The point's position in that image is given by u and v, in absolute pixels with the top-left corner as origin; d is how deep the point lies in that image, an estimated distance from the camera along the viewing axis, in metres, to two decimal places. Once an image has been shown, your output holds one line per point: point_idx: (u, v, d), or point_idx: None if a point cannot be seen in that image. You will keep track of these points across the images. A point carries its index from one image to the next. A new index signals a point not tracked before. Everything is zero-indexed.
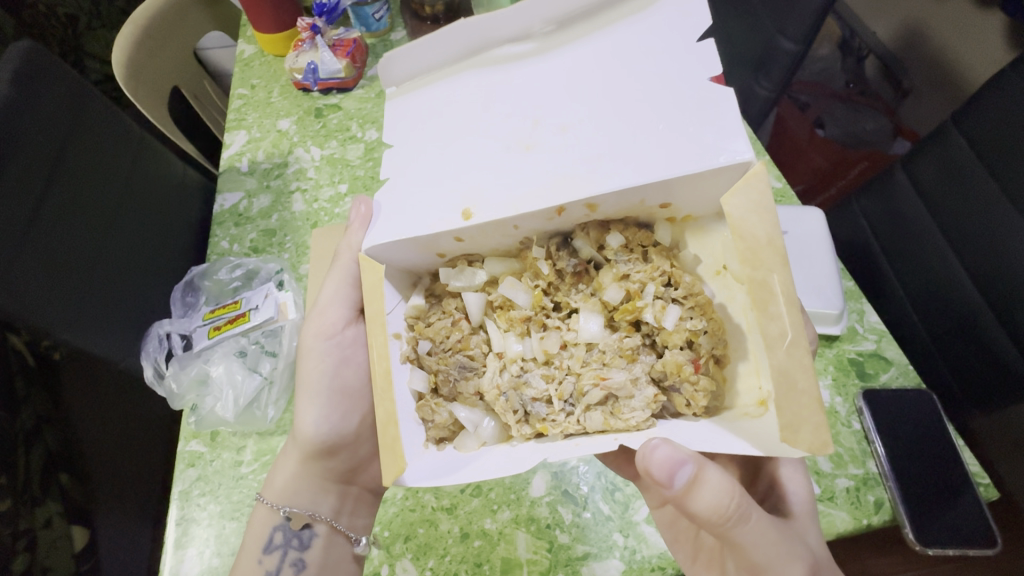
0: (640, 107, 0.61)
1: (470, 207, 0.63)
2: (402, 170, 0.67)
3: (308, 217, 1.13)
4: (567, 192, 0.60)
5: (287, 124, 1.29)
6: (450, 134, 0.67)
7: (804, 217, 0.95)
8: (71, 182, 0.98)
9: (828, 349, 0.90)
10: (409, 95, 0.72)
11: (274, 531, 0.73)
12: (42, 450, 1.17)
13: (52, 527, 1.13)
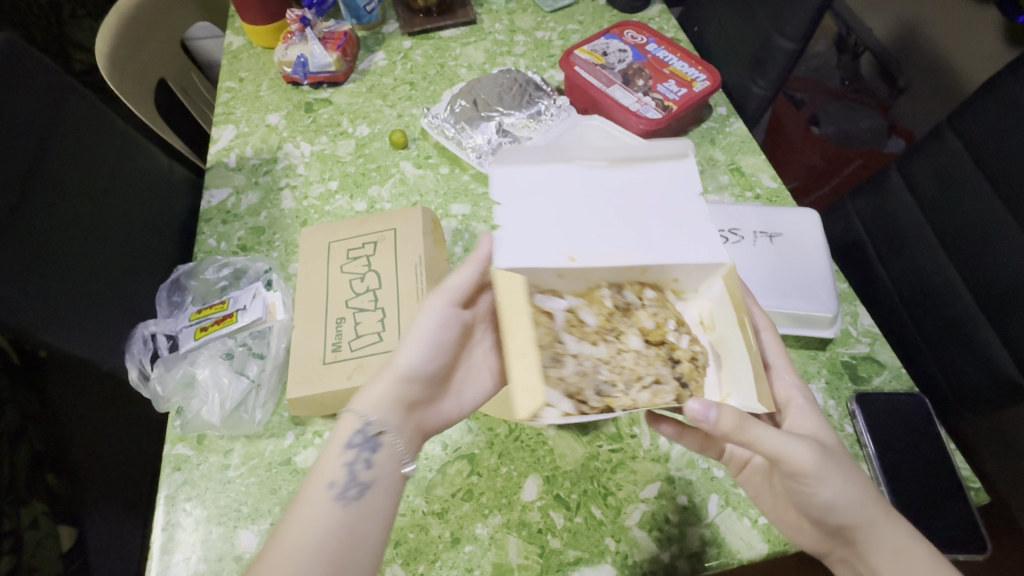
0: (661, 223, 0.68)
1: (572, 257, 0.66)
2: (527, 232, 0.66)
3: (297, 214, 1.11)
4: (626, 258, 0.66)
5: (276, 119, 1.27)
6: (549, 204, 0.67)
7: (800, 219, 0.94)
8: (50, 180, 0.95)
9: (822, 352, 0.90)
10: (520, 176, 0.68)
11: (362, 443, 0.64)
12: (28, 447, 1.18)
13: (38, 527, 1.11)
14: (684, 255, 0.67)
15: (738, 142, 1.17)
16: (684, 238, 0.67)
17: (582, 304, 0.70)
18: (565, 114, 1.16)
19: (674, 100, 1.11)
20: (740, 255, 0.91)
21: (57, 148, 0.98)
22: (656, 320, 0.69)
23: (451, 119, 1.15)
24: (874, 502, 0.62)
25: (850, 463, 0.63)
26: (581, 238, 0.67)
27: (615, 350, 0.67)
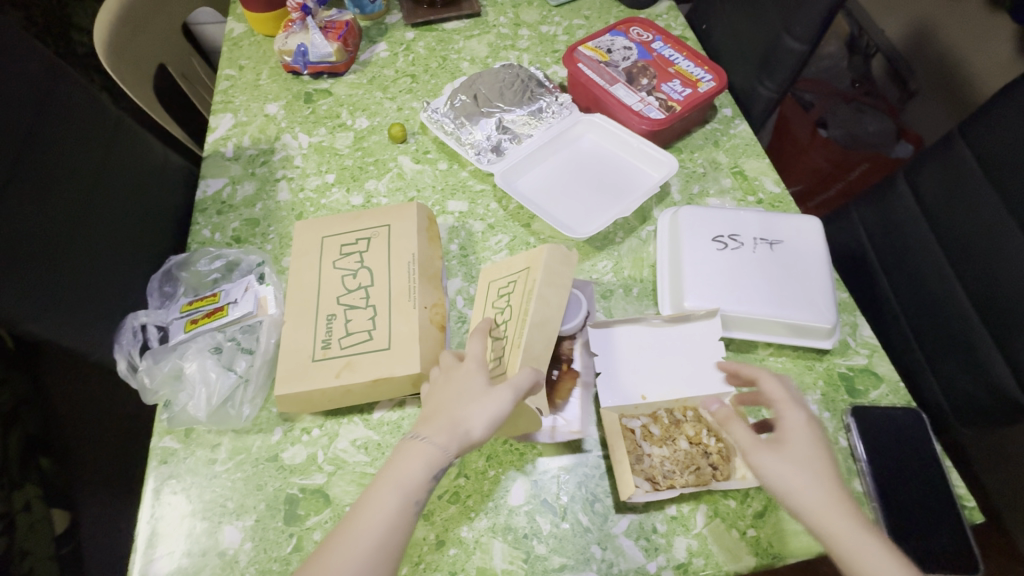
0: (703, 374, 0.83)
1: (644, 395, 0.83)
2: (633, 381, 0.84)
3: (293, 207, 1.10)
4: (666, 394, 0.83)
5: (275, 109, 1.25)
6: (608, 366, 0.85)
7: (803, 228, 0.92)
8: (38, 165, 0.93)
9: (818, 362, 0.89)
10: (618, 336, 0.87)
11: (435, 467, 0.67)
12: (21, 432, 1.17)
13: (31, 510, 1.10)
14: (701, 386, 0.82)
15: (742, 145, 1.15)
16: (702, 375, 0.83)
17: (650, 420, 0.84)
18: (567, 111, 1.14)
19: (678, 100, 1.08)
20: (739, 262, 0.89)
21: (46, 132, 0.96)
22: (693, 432, 0.82)
23: (451, 114, 1.13)
24: (841, 519, 0.61)
25: (823, 467, 0.65)
26: (644, 382, 0.84)
27: (675, 452, 0.81)
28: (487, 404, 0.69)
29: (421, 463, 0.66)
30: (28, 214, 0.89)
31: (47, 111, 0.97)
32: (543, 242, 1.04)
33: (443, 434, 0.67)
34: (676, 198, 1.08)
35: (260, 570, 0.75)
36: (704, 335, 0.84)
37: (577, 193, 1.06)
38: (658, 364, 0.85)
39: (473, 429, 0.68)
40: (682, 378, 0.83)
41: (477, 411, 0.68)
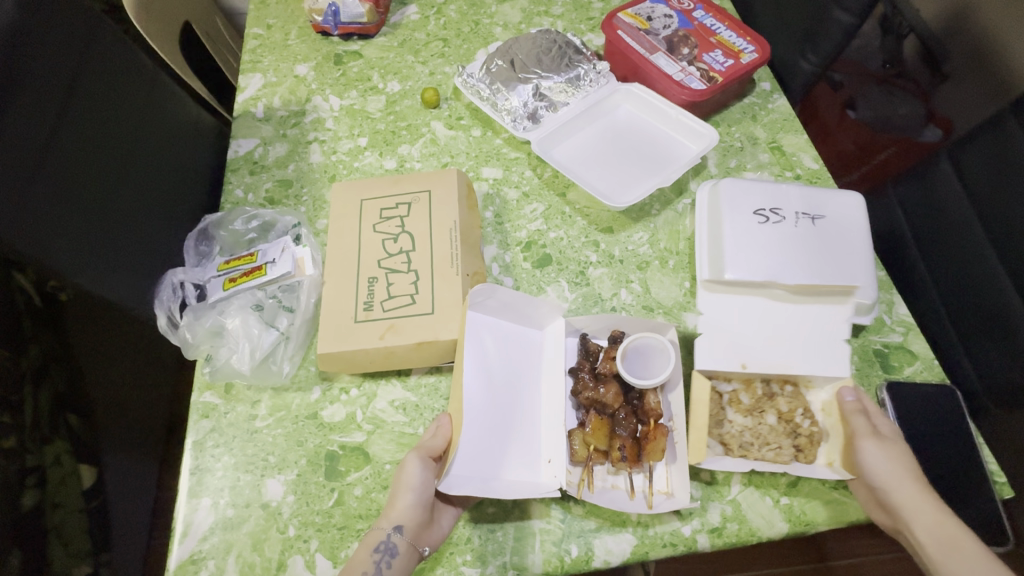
0: (813, 347, 0.83)
1: (743, 362, 0.84)
2: (739, 349, 0.85)
3: (326, 169, 1.09)
4: (772, 365, 0.84)
5: (304, 70, 1.23)
6: (715, 325, 0.86)
7: (844, 204, 0.91)
8: (83, 116, 0.91)
9: (854, 338, 0.89)
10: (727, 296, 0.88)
11: (381, 542, 0.70)
12: (51, 388, 1.06)
13: (62, 464, 1.06)
14: (816, 363, 0.83)
15: (781, 120, 1.13)
16: (817, 350, 0.83)
17: (740, 389, 0.86)
18: (605, 80, 1.12)
19: (720, 71, 1.06)
20: (782, 236, 0.88)
21: (92, 86, 0.94)
22: (787, 408, 0.84)
23: (487, 79, 1.12)
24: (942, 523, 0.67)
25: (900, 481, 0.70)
26: (747, 349, 0.85)
27: (759, 425, 0.83)
28: (405, 478, 0.72)
29: (368, 545, 0.70)
30: (76, 167, 0.88)
31: (89, 60, 0.95)
32: (579, 212, 1.03)
33: (387, 515, 0.71)
34: (714, 172, 1.07)
35: (302, 522, 0.77)
36: (834, 314, 0.85)
37: (616, 164, 1.05)
38: (766, 334, 0.85)
39: (407, 497, 0.71)
40: (795, 353, 0.84)
41: (400, 487, 0.72)
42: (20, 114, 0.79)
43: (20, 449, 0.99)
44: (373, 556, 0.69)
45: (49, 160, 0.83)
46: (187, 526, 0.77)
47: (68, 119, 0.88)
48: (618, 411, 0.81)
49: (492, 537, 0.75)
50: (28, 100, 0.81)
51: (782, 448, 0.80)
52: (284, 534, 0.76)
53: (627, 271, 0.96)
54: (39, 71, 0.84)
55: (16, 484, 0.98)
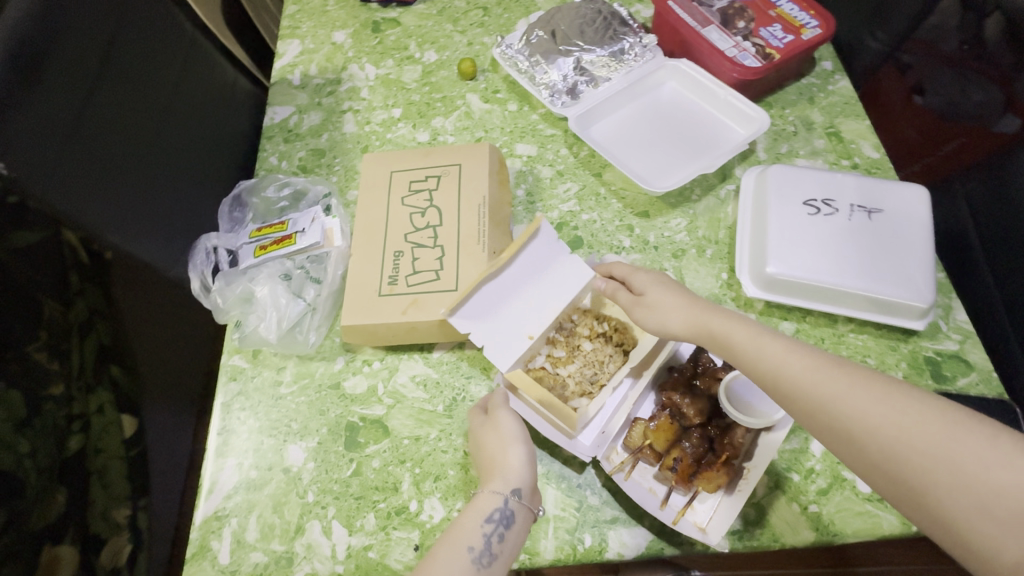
0: (897, 275, 0.79)
1: (821, 281, 0.80)
2: (817, 267, 0.80)
3: (358, 139, 1.08)
4: (850, 291, 0.80)
5: (342, 37, 1.21)
6: (791, 239, 0.82)
7: (906, 196, 0.84)
8: (118, 76, 0.90)
9: (903, 344, 0.83)
10: (799, 216, 0.84)
11: (493, 511, 0.64)
12: (94, 341, 1.11)
13: (104, 413, 1.09)
14: (897, 289, 0.78)
15: (840, 103, 1.05)
16: (903, 281, 0.79)
17: (550, 350, 0.86)
18: (651, 55, 1.06)
19: (777, 47, 0.98)
20: (832, 228, 0.82)
21: (131, 44, 0.94)
22: (588, 331, 0.87)
23: (526, 51, 1.07)
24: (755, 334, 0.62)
25: (676, 304, 0.70)
26: (525, 319, 0.81)
27: (588, 355, 0.86)
28: (505, 426, 0.72)
29: (476, 513, 0.64)
30: (109, 127, 0.88)
31: (129, 18, 0.95)
32: (614, 194, 0.99)
33: (495, 479, 0.67)
34: (762, 157, 1.00)
35: (320, 489, 0.78)
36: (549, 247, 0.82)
37: (656, 145, 1.00)
38: (850, 257, 0.81)
39: (516, 455, 0.69)
40: (548, 290, 0.83)
41: (505, 442, 0.71)
42: (58, 71, 0.79)
43: (67, 395, 1.05)
44: (486, 525, 0.63)
45: (90, 116, 0.84)
46: (213, 483, 0.79)
47: (104, 79, 0.87)
48: (694, 425, 0.77)
49: None
50: (70, 54, 0.81)
51: (614, 355, 0.85)
52: (303, 499, 0.78)
53: (661, 258, 0.92)
54: (80, 29, 0.83)
55: (62, 429, 1.03)
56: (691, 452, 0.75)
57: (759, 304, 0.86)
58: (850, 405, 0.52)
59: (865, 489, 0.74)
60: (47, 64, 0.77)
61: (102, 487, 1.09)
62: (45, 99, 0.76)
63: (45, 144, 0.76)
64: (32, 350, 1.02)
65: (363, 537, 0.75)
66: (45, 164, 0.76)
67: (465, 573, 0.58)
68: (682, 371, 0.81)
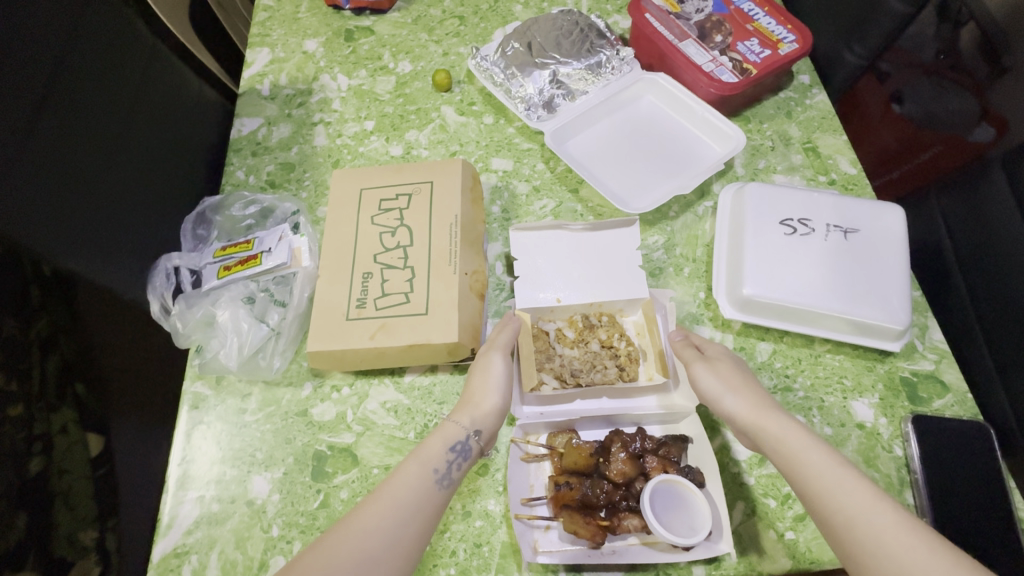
0: (873, 296, 0.79)
1: (798, 303, 0.79)
2: (792, 288, 0.79)
3: (330, 153, 1.05)
4: (828, 313, 0.79)
5: (313, 46, 1.18)
6: (767, 259, 0.81)
7: (881, 215, 0.83)
8: (73, 96, 0.88)
9: (879, 364, 0.83)
10: (774, 236, 0.83)
11: (455, 444, 0.66)
12: (58, 358, 0.91)
13: (68, 434, 0.92)
14: (874, 311, 0.78)
15: (818, 118, 1.04)
16: (878, 301, 0.78)
17: (564, 325, 0.88)
18: (629, 68, 1.04)
19: (755, 62, 0.97)
20: (808, 249, 0.81)
21: (86, 57, 0.91)
22: (606, 336, 0.86)
23: (501, 63, 1.04)
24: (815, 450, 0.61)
25: (738, 383, 0.70)
26: (562, 284, 0.86)
27: (585, 352, 0.85)
28: (493, 367, 0.74)
29: (439, 444, 0.66)
30: (63, 151, 0.85)
31: (85, 29, 0.91)
32: (591, 211, 0.97)
33: (464, 413, 0.70)
34: (740, 174, 0.99)
35: (286, 522, 0.75)
36: (625, 242, 0.86)
37: (633, 161, 0.98)
38: (827, 278, 0.80)
39: (490, 398, 0.71)
40: (600, 282, 0.86)
41: (485, 385, 0.72)
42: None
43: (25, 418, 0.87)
44: (447, 454, 0.65)
45: (36, 135, 0.82)
46: (172, 518, 0.76)
47: (57, 100, 0.85)
48: (609, 479, 0.73)
49: (478, 552, 0.73)
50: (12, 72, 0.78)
51: (609, 368, 0.82)
52: (268, 533, 0.75)
53: None
54: (26, 49, 0.81)
55: (19, 455, 0.86)
56: (583, 496, 0.72)
57: (736, 324, 0.85)
58: (908, 554, 0.52)
59: None
60: None
61: (66, 509, 0.92)
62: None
63: None
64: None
65: None
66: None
67: (417, 494, 0.61)
68: (646, 438, 0.77)
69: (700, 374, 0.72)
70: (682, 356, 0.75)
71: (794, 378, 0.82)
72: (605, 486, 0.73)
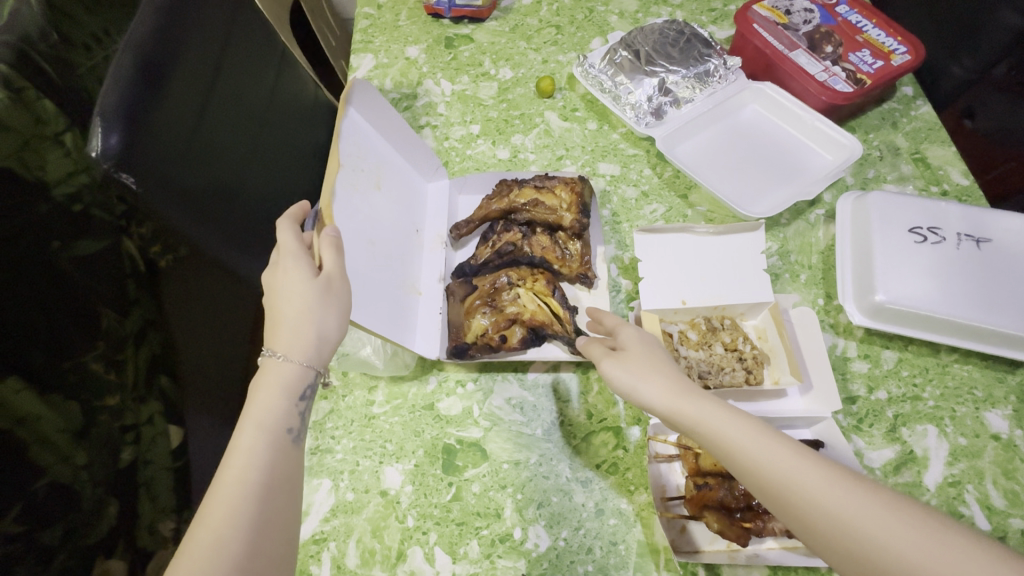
0: (1007, 306, 0.79)
1: (933, 313, 0.79)
2: (925, 297, 0.80)
3: (438, 155, 1.08)
4: (963, 323, 0.79)
5: (415, 52, 1.21)
6: (896, 268, 0.82)
7: (1010, 226, 0.83)
8: (227, 85, 0.87)
9: (1010, 376, 0.82)
10: (900, 244, 0.83)
11: (303, 385, 0.63)
12: (148, 350, 1.05)
13: (154, 423, 1.04)
14: (1013, 321, 0.78)
15: (924, 129, 1.04)
16: (1014, 311, 0.78)
17: (687, 327, 0.89)
18: (734, 77, 1.06)
19: (868, 72, 0.98)
20: (939, 258, 0.81)
21: (239, 53, 0.90)
22: (730, 340, 0.87)
23: (609, 70, 1.07)
24: (743, 423, 0.56)
25: (650, 365, 0.63)
26: (687, 289, 0.88)
27: (710, 355, 0.86)
28: (332, 295, 0.66)
29: (272, 384, 0.62)
30: (221, 137, 0.85)
31: (239, 26, 0.90)
32: (702, 216, 0.98)
33: (291, 344, 0.63)
34: (850, 182, 0.99)
35: (420, 514, 0.76)
36: (751, 248, 0.88)
37: (744, 168, 0.99)
38: (959, 287, 0.80)
39: (326, 326, 0.65)
40: (726, 286, 0.88)
41: (314, 309, 0.64)
42: (179, 83, 0.75)
43: (120, 406, 0.99)
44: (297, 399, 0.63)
45: (202, 131, 0.80)
46: (308, 505, 0.77)
47: (218, 88, 0.84)
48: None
49: (614, 550, 0.73)
50: (189, 66, 0.77)
51: (735, 371, 0.83)
52: (403, 523, 0.75)
53: None
54: (196, 35, 0.79)
55: (114, 439, 0.98)
56: (723, 497, 0.72)
57: (860, 331, 0.85)
58: (848, 515, 0.48)
59: (984, 526, 0.72)
60: (172, 76, 0.73)
61: (149, 498, 1.03)
62: (167, 108, 0.73)
63: (163, 159, 0.72)
64: (90, 361, 0.95)
65: (467, 565, 0.73)
66: (164, 191, 0.74)
67: (276, 422, 0.60)
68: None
69: (622, 366, 0.64)
70: (592, 355, 0.69)
71: (922, 388, 0.82)
72: (744, 489, 0.73)
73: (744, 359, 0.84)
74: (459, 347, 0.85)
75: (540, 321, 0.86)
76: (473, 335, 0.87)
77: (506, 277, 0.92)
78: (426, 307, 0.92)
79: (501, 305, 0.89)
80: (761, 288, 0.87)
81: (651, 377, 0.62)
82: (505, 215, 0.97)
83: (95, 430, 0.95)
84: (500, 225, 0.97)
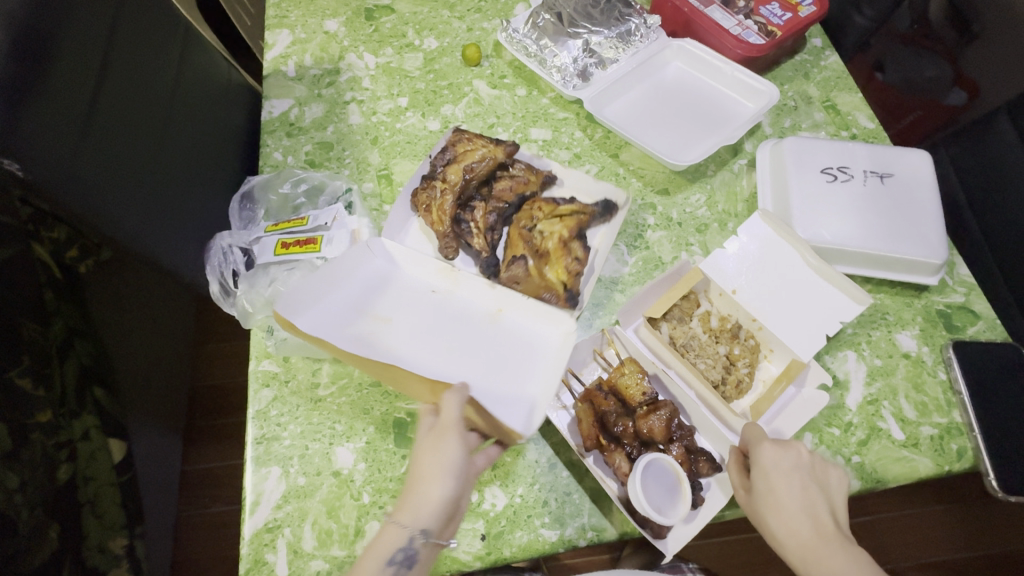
0: (909, 234, 0.85)
1: (842, 244, 0.84)
2: (837, 231, 0.85)
3: (367, 130, 1.05)
4: (872, 252, 0.84)
5: (334, 26, 1.16)
6: (812, 206, 0.87)
7: (907, 162, 0.90)
8: (124, 63, 0.81)
9: (917, 299, 0.89)
10: (813, 183, 0.89)
11: (398, 551, 0.62)
12: (76, 361, 0.93)
13: (90, 439, 0.94)
14: (914, 248, 0.84)
15: (834, 78, 1.10)
16: (915, 238, 0.85)
17: (715, 314, 0.89)
18: (656, 35, 1.08)
19: (778, 24, 1.02)
20: (847, 194, 0.87)
21: (134, 28, 0.84)
22: (738, 352, 0.85)
23: (533, 35, 1.06)
24: (821, 549, 0.60)
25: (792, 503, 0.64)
26: (755, 285, 0.85)
27: (710, 345, 0.86)
28: (442, 447, 0.67)
29: (380, 553, 0.62)
30: (123, 119, 0.79)
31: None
32: (633, 173, 1.00)
33: (409, 513, 0.64)
34: (769, 132, 1.04)
35: (375, 489, 0.75)
36: (831, 307, 0.81)
37: (669, 124, 1.02)
38: (867, 223, 0.86)
39: (441, 489, 0.65)
40: (785, 313, 0.83)
41: (433, 467, 0.66)
42: (65, 60, 0.69)
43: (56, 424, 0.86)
44: (394, 560, 0.62)
45: (99, 112, 0.75)
46: (258, 495, 0.75)
47: (112, 66, 0.78)
48: (636, 425, 0.77)
49: (569, 500, 0.75)
50: (75, 41, 0.71)
51: (714, 369, 0.84)
52: (358, 501, 0.75)
53: (686, 233, 0.95)
54: (81, 8, 0.73)
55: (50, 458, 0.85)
56: (607, 411, 0.78)
57: None
58: None
59: (900, 436, 0.79)
60: (55, 52, 0.68)
61: (94, 517, 0.94)
62: (54, 87, 0.67)
63: (56, 142, 0.67)
64: (14, 376, 0.82)
65: None
66: (64, 177, 0.68)
67: None
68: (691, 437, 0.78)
69: (753, 501, 0.66)
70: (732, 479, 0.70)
71: None
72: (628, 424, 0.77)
73: (732, 378, 0.83)
74: (570, 296, 0.83)
75: (578, 221, 0.88)
76: (563, 282, 0.83)
77: (521, 225, 0.89)
78: (517, 308, 0.84)
79: (541, 248, 0.86)
80: (811, 339, 0.80)
81: (783, 518, 0.63)
82: (458, 204, 0.91)
83: (26, 452, 0.82)
84: (463, 212, 0.91)
